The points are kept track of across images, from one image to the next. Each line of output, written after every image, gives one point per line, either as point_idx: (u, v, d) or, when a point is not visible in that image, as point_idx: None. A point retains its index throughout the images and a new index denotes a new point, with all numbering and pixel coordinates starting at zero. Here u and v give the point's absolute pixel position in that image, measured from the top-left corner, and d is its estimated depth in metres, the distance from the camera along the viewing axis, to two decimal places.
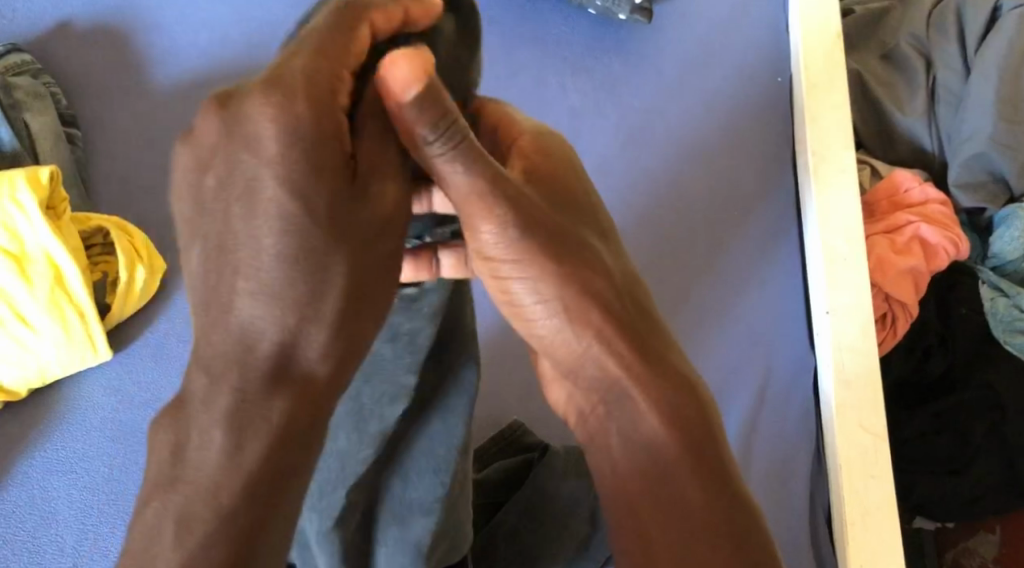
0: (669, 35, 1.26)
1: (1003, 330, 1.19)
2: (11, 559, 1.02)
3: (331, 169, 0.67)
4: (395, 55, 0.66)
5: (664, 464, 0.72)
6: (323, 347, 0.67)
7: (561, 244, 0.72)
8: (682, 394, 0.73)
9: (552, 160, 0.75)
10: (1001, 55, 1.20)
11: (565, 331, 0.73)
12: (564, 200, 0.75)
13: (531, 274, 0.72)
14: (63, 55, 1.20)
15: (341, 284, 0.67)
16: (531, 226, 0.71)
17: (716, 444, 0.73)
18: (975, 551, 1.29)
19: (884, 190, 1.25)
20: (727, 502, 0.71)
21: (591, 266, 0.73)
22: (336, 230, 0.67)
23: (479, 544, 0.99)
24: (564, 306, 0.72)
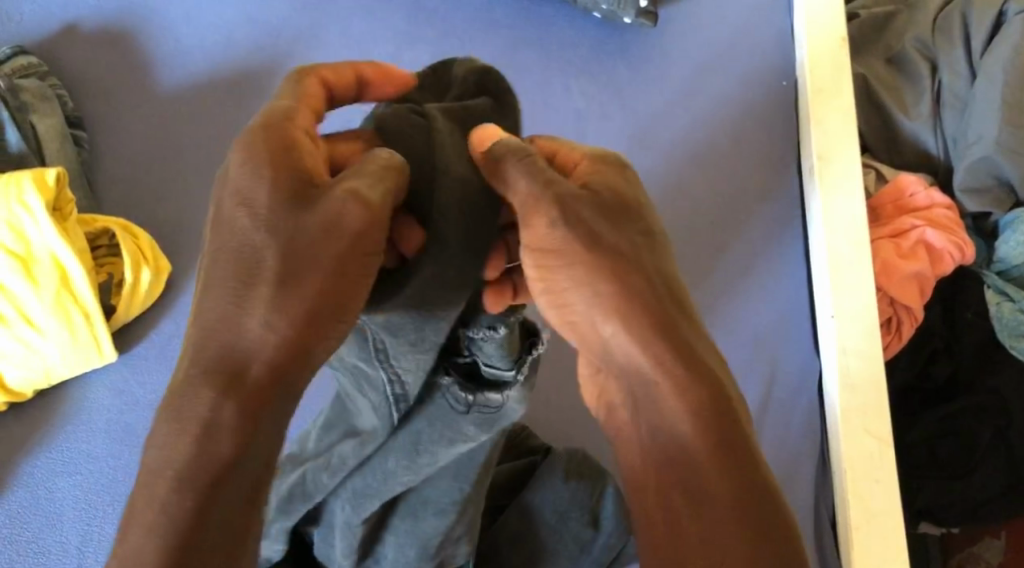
0: (673, 39, 1.27)
1: (1008, 335, 1.18)
2: (17, 560, 1.02)
3: (289, 177, 0.71)
4: (487, 126, 0.79)
5: (692, 462, 0.71)
6: (270, 330, 0.69)
7: (616, 246, 0.74)
8: (707, 395, 0.72)
9: (616, 176, 0.77)
10: (1006, 59, 1.20)
11: (591, 312, 0.74)
12: (621, 205, 0.76)
13: (580, 269, 0.73)
14: (69, 57, 1.20)
15: (276, 284, 0.69)
16: (586, 231, 0.74)
17: (745, 444, 0.72)
18: (980, 556, 1.28)
19: (889, 195, 1.25)
20: (753, 497, 0.71)
21: (625, 256, 0.74)
22: (280, 229, 0.70)
23: (485, 546, 1.00)
24: (607, 299, 0.73)
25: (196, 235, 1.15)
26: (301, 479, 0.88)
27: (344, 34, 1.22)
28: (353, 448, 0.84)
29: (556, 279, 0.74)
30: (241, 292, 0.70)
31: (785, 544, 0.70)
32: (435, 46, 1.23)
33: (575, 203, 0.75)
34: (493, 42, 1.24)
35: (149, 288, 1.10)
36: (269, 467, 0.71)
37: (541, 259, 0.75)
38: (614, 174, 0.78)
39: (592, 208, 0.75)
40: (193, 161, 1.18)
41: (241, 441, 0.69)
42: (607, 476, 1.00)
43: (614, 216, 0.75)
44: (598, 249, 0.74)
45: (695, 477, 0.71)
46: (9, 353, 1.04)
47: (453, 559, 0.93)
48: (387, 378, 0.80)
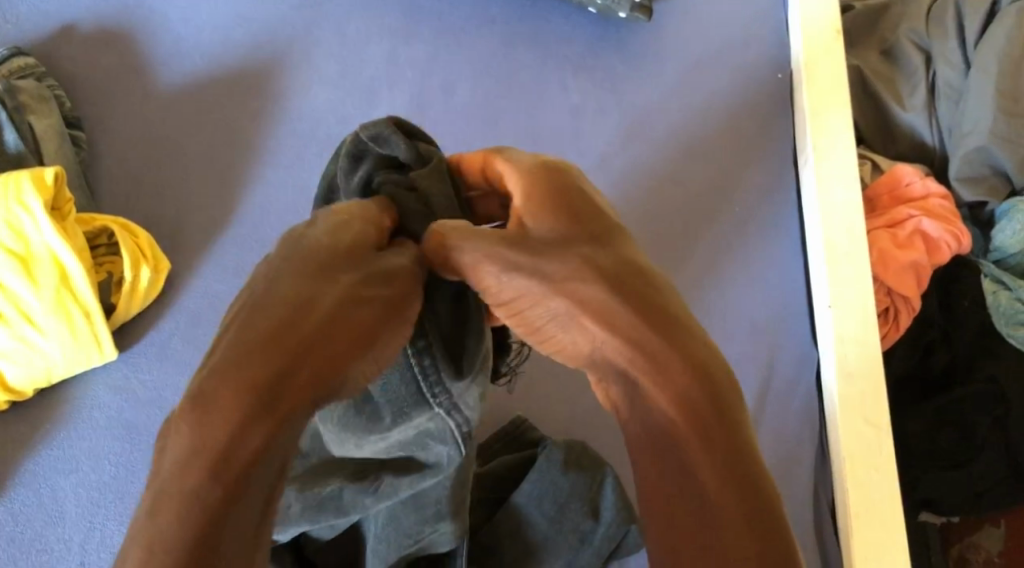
0: (668, 32, 1.27)
1: (1005, 323, 1.19)
2: (20, 558, 1.03)
3: (362, 237, 0.76)
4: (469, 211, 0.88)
5: (679, 446, 0.71)
6: (312, 340, 0.69)
7: (564, 274, 0.74)
8: (696, 380, 0.71)
9: (550, 190, 0.78)
10: (1000, 49, 1.21)
11: (573, 334, 0.75)
12: (554, 228, 0.76)
13: (542, 302, 0.75)
14: (67, 58, 1.21)
15: (335, 299, 0.71)
16: (534, 270, 0.75)
17: (736, 425, 0.71)
18: (980, 545, 1.28)
19: (884, 185, 1.25)
20: (737, 480, 0.70)
21: (580, 276, 0.74)
22: (350, 262, 0.74)
23: (485, 536, 1.00)
24: (578, 324, 0.74)
25: (195, 233, 1.15)
26: (334, 494, 0.87)
27: (340, 32, 1.23)
28: (411, 478, 0.86)
29: (528, 316, 0.76)
30: (302, 308, 0.70)
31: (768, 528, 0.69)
32: (432, 45, 1.23)
33: (504, 249, 0.75)
34: (488, 38, 1.24)
35: (148, 286, 1.10)
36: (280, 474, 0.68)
37: (506, 305, 0.77)
38: (551, 193, 0.78)
39: (524, 242, 0.76)
40: (191, 161, 1.18)
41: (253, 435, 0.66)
42: (607, 467, 1.00)
43: (565, 241, 0.76)
44: (553, 282, 0.74)
45: (693, 463, 0.70)
46: (10, 352, 1.04)
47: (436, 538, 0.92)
48: (459, 425, 0.83)
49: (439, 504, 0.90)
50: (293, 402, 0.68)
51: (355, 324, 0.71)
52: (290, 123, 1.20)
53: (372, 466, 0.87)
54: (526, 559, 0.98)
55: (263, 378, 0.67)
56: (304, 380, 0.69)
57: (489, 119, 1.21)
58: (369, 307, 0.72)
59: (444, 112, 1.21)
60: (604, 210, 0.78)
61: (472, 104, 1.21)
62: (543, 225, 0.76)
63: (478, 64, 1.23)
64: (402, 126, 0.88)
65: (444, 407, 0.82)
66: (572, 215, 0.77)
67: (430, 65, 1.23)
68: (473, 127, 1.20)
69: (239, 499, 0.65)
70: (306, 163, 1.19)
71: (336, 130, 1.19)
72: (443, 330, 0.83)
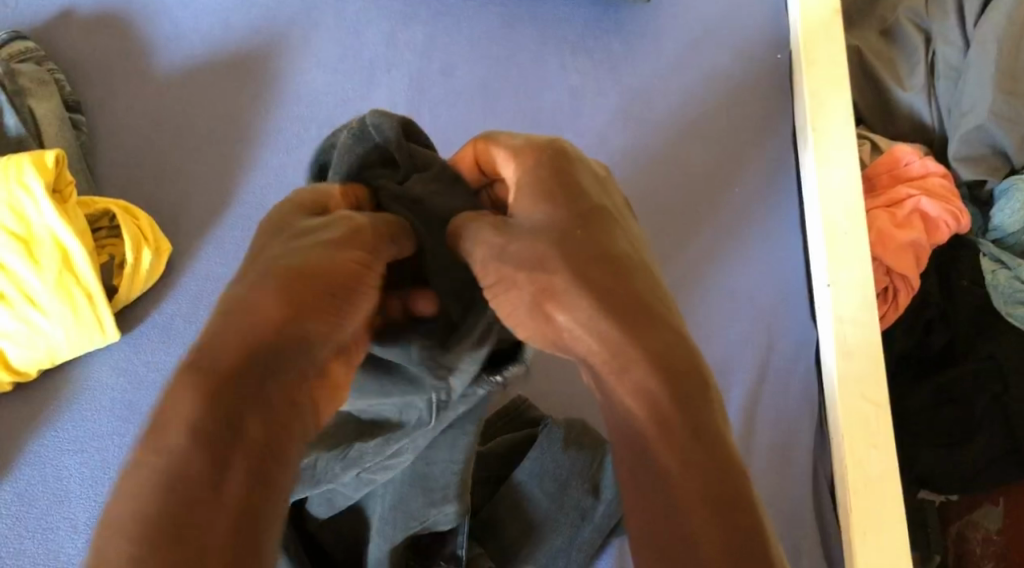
0: (667, 12, 1.27)
1: (1005, 301, 1.19)
2: (25, 536, 1.03)
3: (305, 205, 0.78)
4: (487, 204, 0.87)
5: (642, 438, 0.74)
6: (243, 304, 0.70)
7: (533, 258, 0.76)
8: (655, 368, 0.73)
9: (540, 175, 0.78)
10: (1000, 28, 1.21)
11: (547, 326, 0.76)
12: (538, 214, 0.77)
13: (516, 290, 0.76)
14: (66, 41, 1.21)
15: (262, 266, 0.72)
16: (509, 253, 0.76)
17: (700, 412, 0.73)
18: (979, 524, 1.27)
19: (883, 165, 1.26)
20: (705, 473, 0.73)
21: (552, 267, 0.75)
22: (283, 229, 0.75)
23: (485, 517, 1.01)
24: (543, 312, 0.76)
25: (196, 214, 1.16)
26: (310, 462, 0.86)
27: (339, 14, 1.23)
28: (378, 444, 0.83)
29: (504, 305, 0.77)
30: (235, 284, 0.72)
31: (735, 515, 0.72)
32: (431, 27, 1.24)
33: (489, 233, 0.78)
34: (486, 21, 1.25)
35: (150, 269, 1.11)
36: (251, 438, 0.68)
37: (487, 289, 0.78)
38: (541, 169, 0.79)
39: (506, 232, 0.77)
40: (191, 143, 1.18)
41: (192, 399, 0.67)
42: (605, 445, 1.01)
43: (541, 229, 0.76)
44: (528, 267, 0.76)
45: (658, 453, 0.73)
46: (14, 333, 1.05)
47: (440, 519, 0.92)
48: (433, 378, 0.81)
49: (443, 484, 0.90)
50: (231, 359, 0.68)
51: (282, 281, 0.71)
52: (290, 105, 1.20)
53: (351, 435, 0.85)
54: (529, 535, 1.00)
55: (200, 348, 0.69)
56: (237, 336, 0.69)
57: (489, 100, 1.21)
58: (297, 263, 0.72)
59: (444, 94, 1.21)
60: (591, 190, 0.78)
61: (469, 85, 1.22)
62: (528, 214, 0.78)
63: (477, 45, 1.23)
64: (403, 122, 0.88)
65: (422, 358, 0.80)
66: (553, 193, 0.78)
67: (429, 48, 1.23)
68: (472, 108, 1.21)
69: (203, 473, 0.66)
70: (307, 144, 1.19)
71: (337, 112, 1.20)
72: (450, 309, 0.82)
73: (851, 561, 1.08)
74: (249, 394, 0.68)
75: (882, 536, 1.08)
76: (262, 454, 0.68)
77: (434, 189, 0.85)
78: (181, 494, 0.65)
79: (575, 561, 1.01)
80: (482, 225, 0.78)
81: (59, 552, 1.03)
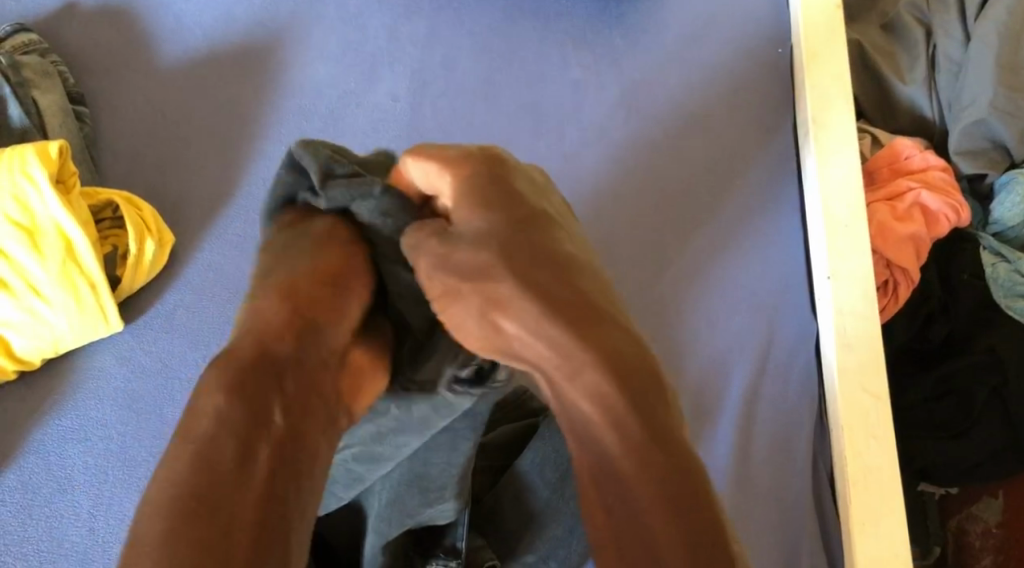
0: (667, 6, 1.28)
1: (1004, 294, 1.19)
2: (28, 524, 1.04)
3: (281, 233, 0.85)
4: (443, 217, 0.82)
5: (605, 449, 0.77)
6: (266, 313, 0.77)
7: (478, 268, 0.76)
8: (608, 371, 0.76)
9: (468, 180, 0.79)
10: (1000, 23, 1.22)
11: (495, 335, 0.77)
12: (472, 220, 0.78)
13: (465, 302, 0.77)
14: (70, 34, 1.22)
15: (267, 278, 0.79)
16: (455, 263, 0.77)
17: (653, 415, 0.77)
18: (979, 516, 1.27)
19: (884, 158, 1.26)
20: (670, 478, 0.76)
21: (495, 275, 0.76)
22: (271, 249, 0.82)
23: (487, 503, 1.02)
24: (493, 321, 0.77)
25: (199, 206, 1.16)
26: None
27: (342, 9, 1.24)
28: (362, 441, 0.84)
29: (453, 317, 0.77)
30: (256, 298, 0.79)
31: (700, 515, 0.76)
32: (433, 21, 1.24)
33: (433, 243, 0.78)
34: (488, 15, 1.25)
35: (153, 259, 1.11)
36: (275, 423, 0.73)
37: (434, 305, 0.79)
38: (478, 172, 0.80)
39: (447, 239, 0.78)
40: (194, 135, 1.19)
41: (221, 396, 0.73)
42: None
43: (486, 234, 0.77)
44: (473, 278, 0.76)
45: (614, 456, 0.77)
46: (18, 323, 1.05)
47: (439, 513, 0.92)
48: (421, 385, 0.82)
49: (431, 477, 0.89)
50: (248, 356, 0.74)
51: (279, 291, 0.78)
52: (293, 98, 1.21)
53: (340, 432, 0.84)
54: (529, 526, 1.00)
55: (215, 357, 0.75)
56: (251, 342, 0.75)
57: (490, 94, 1.22)
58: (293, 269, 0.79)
59: (446, 87, 1.21)
60: (526, 194, 0.80)
61: (471, 79, 1.22)
62: (466, 221, 0.78)
63: (479, 39, 1.24)
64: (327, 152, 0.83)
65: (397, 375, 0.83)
66: (492, 196, 0.79)
67: (431, 41, 1.23)
68: (474, 102, 1.21)
69: (233, 456, 0.72)
70: (310, 137, 1.19)
71: (338, 105, 1.20)
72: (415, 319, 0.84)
73: (850, 551, 1.08)
74: (268, 384, 0.74)
75: (882, 526, 1.08)
76: (285, 440, 0.73)
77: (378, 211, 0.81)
78: (211, 473, 0.71)
79: (575, 551, 1.02)
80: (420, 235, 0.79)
81: (63, 540, 1.03)
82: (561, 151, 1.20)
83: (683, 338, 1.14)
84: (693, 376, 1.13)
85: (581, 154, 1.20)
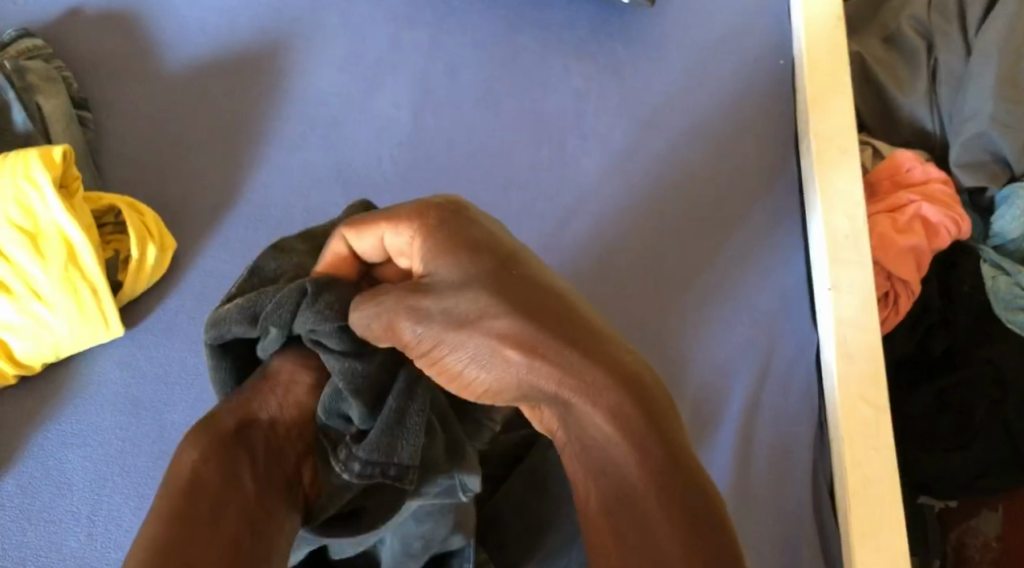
0: (670, 18, 1.28)
1: (1004, 308, 1.20)
2: (27, 528, 1.04)
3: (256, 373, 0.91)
4: (392, 277, 0.87)
5: (630, 480, 0.77)
6: (241, 408, 0.85)
7: (476, 312, 0.75)
8: (626, 392, 0.77)
9: (441, 228, 0.78)
10: (1001, 36, 1.22)
11: (500, 375, 0.77)
12: (451, 268, 0.77)
13: (463, 346, 0.76)
14: (75, 39, 1.22)
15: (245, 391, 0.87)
16: (443, 312, 0.76)
17: (670, 434, 0.78)
18: (978, 529, 1.27)
19: (885, 171, 1.26)
20: (683, 498, 0.77)
21: (495, 310, 0.75)
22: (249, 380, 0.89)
23: (488, 510, 1.02)
24: (500, 357, 0.76)
25: (201, 212, 1.16)
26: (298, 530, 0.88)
27: (345, 16, 1.24)
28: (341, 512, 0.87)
29: (447, 364, 0.78)
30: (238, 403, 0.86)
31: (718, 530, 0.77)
32: (436, 29, 1.25)
33: (416, 297, 0.77)
34: (491, 24, 1.26)
35: (155, 264, 1.11)
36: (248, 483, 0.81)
37: (427, 356, 0.78)
38: (446, 229, 0.78)
39: (428, 290, 0.77)
40: (196, 142, 1.19)
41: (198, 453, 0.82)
42: None
43: (476, 280, 0.76)
44: (470, 322, 0.76)
45: (633, 481, 0.77)
46: (19, 326, 1.05)
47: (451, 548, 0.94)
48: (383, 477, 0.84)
49: (426, 539, 0.92)
50: (230, 424, 0.84)
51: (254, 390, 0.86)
52: (295, 105, 1.21)
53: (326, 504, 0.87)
54: (532, 534, 1.00)
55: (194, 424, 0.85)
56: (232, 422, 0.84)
57: (492, 103, 1.22)
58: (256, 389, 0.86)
59: (448, 96, 1.22)
60: (503, 235, 0.79)
61: (474, 88, 1.22)
62: (443, 270, 0.77)
63: (482, 48, 1.24)
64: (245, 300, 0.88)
65: (344, 460, 0.84)
66: (473, 243, 0.77)
67: (434, 50, 1.24)
68: (476, 110, 1.22)
69: (205, 505, 0.79)
70: (311, 144, 1.19)
71: (341, 112, 1.20)
72: (362, 397, 0.84)
73: (850, 562, 1.08)
74: (243, 453, 0.83)
75: (882, 538, 1.08)
76: (253, 503, 0.80)
77: (320, 311, 0.84)
78: (185, 516, 0.78)
79: None
80: (398, 294, 0.78)
81: (62, 545, 1.03)
82: (564, 161, 1.20)
83: (683, 349, 1.14)
84: (693, 386, 1.13)
85: (583, 163, 1.20)
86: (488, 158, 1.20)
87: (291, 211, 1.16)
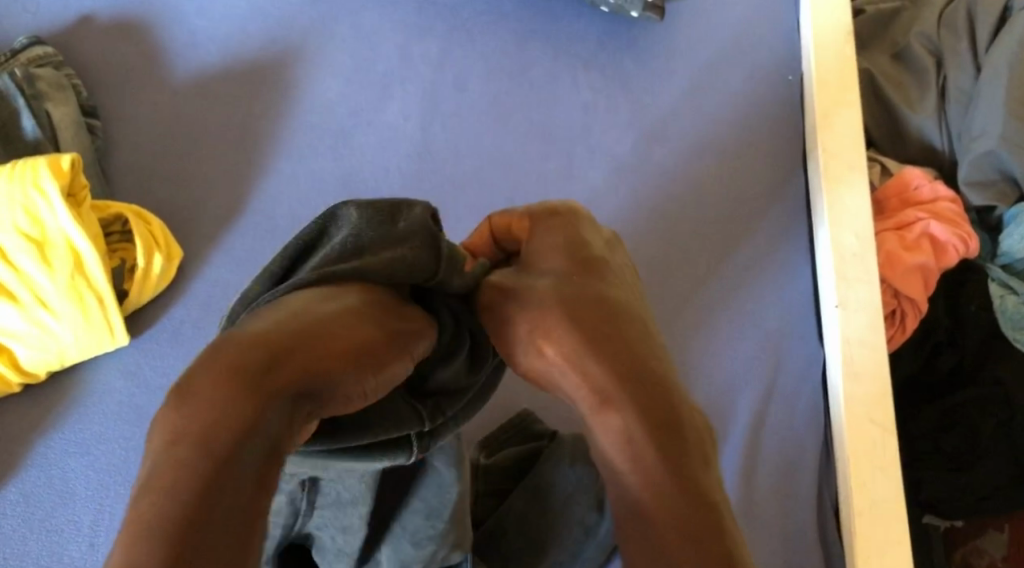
0: (679, 32, 1.28)
1: (1011, 328, 1.18)
2: (30, 537, 1.04)
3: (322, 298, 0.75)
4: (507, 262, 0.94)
5: (635, 492, 0.75)
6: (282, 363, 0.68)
7: (536, 299, 0.82)
8: (636, 403, 0.76)
9: (552, 230, 0.88)
10: (1011, 55, 1.21)
11: (543, 363, 0.81)
12: (550, 262, 0.86)
13: (516, 326, 0.82)
14: (85, 47, 1.23)
15: (325, 331, 0.71)
16: (515, 296, 0.84)
17: (680, 452, 0.75)
18: (984, 550, 1.26)
19: (893, 189, 1.26)
20: (693, 516, 0.73)
21: (549, 299, 0.82)
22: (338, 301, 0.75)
23: (488, 528, 1.01)
24: (538, 346, 0.81)
25: (208, 220, 1.16)
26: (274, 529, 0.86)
27: (355, 26, 1.24)
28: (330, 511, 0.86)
29: (503, 341, 0.84)
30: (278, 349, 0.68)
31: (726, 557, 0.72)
32: (445, 42, 1.25)
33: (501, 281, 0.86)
34: (501, 36, 1.26)
35: (161, 273, 1.11)
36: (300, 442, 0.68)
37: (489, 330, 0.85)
38: (557, 225, 0.89)
39: (516, 279, 0.86)
40: (204, 151, 1.19)
41: (249, 403, 0.65)
42: None
43: (555, 274, 0.85)
44: (530, 306, 0.82)
45: (638, 495, 0.74)
46: (25, 334, 1.05)
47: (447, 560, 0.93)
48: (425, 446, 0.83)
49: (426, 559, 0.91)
50: (293, 381, 0.68)
51: (327, 335, 0.71)
52: (303, 116, 1.21)
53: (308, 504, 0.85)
54: (532, 553, 0.99)
55: (235, 349, 0.67)
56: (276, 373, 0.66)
57: (500, 117, 1.22)
58: (341, 339, 0.71)
59: (457, 109, 1.22)
60: (600, 247, 0.88)
61: (482, 100, 1.22)
62: (546, 261, 0.86)
63: (492, 61, 1.24)
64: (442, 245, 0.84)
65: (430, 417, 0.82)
66: (569, 246, 0.87)
67: (444, 61, 1.24)
68: (484, 123, 1.22)
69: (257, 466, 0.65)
70: (319, 154, 1.19)
71: (349, 122, 1.20)
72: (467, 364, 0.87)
73: None
74: (263, 422, 0.65)
75: (887, 559, 1.07)
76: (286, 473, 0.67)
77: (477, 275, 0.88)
78: (223, 475, 0.63)
79: None
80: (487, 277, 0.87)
81: (63, 555, 1.03)
82: (572, 176, 1.20)
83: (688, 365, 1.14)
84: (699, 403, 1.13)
85: (590, 176, 1.20)
86: (497, 171, 1.20)
87: (299, 222, 1.16)
